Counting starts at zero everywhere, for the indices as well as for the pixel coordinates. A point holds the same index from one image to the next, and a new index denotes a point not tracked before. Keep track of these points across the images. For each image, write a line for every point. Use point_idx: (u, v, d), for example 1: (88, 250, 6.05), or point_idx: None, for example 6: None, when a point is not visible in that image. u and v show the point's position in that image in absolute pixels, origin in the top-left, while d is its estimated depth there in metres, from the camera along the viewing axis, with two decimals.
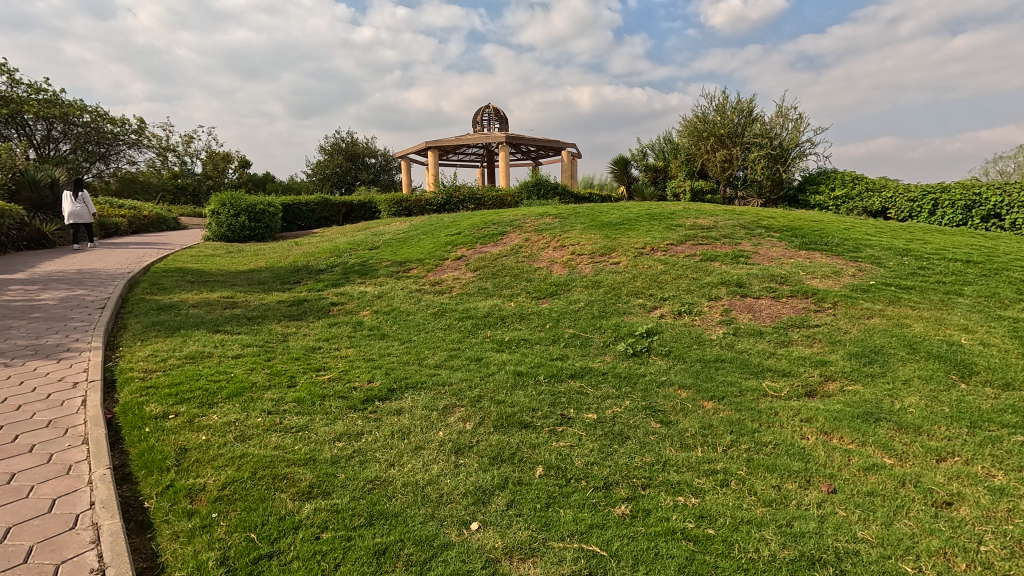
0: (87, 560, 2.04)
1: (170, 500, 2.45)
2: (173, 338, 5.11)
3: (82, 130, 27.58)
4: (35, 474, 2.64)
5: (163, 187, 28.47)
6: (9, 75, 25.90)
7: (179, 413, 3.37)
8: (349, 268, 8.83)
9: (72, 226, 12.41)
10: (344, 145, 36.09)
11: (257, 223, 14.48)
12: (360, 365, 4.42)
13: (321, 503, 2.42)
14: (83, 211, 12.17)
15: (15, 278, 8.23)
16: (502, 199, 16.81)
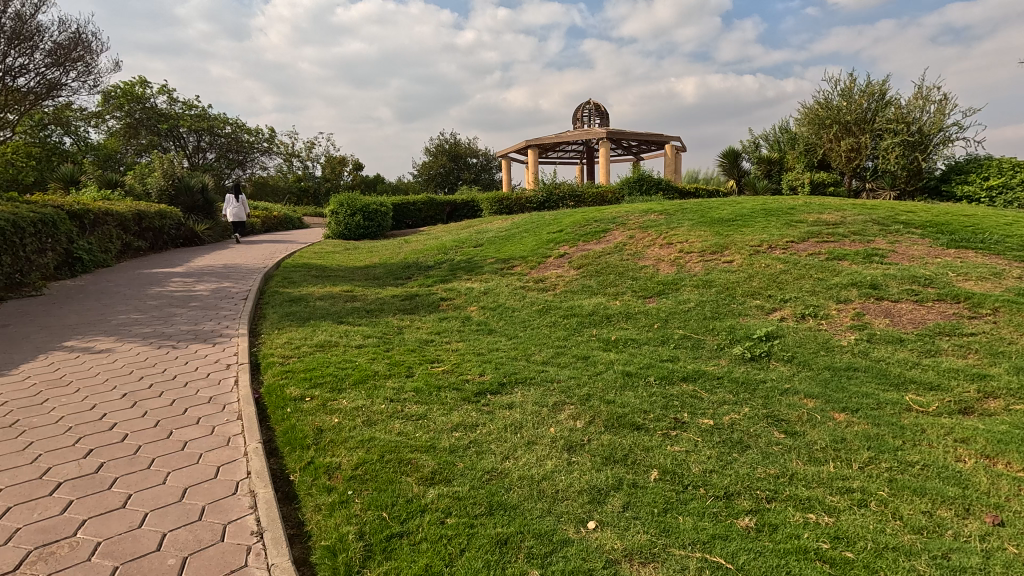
0: (248, 523, 2.30)
1: (312, 475, 2.69)
2: (305, 328, 5.60)
3: (224, 140, 31.08)
4: (202, 443, 3.03)
5: (290, 190, 31.41)
6: (169, 95, 29.78)
7: (314, 396, 3.70)
8: (455, 264, 9.16)
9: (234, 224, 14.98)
10: (448, 146, 37.55)
11: (371, 222, 15.46)
12: (471, 359, 4.56)
13: (444, 490, 2.54)
14: (240, 211, 14.62)
15: (176, 272, 9.46)
16: (602, 196, 16.59)
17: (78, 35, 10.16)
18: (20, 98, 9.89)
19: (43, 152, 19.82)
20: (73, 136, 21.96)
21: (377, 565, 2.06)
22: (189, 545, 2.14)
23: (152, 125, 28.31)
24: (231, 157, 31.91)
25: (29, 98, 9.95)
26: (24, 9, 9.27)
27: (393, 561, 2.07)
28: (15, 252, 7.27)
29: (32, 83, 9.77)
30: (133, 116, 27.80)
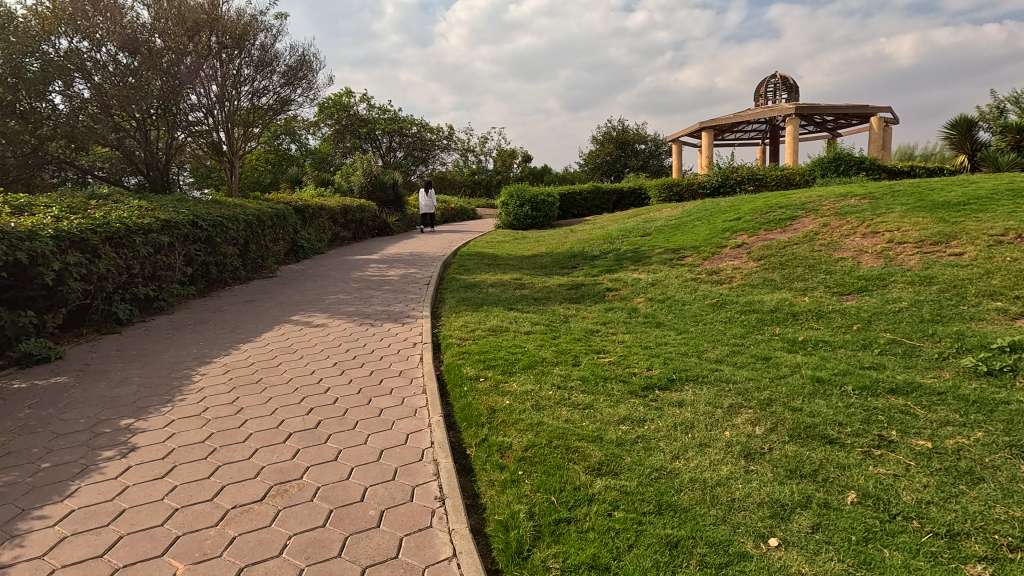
0: (432, 489, 2.54)
1: (486, 452, 2.88)
2: (479, 313, 5.99)
3: (411, 139, 34.43)
4: (394, 412, 3.43)
5: (465, 183, 33.78)
6: (368, 102, 33.85)
7: (488, 377, 3.95)
8: (621, 255, 9.00)
9: (423, 215, 16.90)
10: (615, 133, 36.95)
11: (538, 213, 15.91)
12: (638, 352, 4.46)
13: (611, 482, 2.53)
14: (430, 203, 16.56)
15: (372, 258, 10.78)
16: (787, 179, 14.93)
17: (302, 56, 11.91)
18: (263, 114, 11.93)
19: (276, 157, 23.91)
20: (297, 142, 26.17)
21: (546, 547, 2.13)
22: (386, 500, 2.45)
23: (354, 129, 32.46)
24: (416, 155, 35.24)
25: (268, 114, 11.97)
26: (267, 40, 11.11)
27: (561, 546, 2.13)
28: (258, 242, 8.90)
29: (270, 101, 11.72)
30: (341, 122, 32.11)
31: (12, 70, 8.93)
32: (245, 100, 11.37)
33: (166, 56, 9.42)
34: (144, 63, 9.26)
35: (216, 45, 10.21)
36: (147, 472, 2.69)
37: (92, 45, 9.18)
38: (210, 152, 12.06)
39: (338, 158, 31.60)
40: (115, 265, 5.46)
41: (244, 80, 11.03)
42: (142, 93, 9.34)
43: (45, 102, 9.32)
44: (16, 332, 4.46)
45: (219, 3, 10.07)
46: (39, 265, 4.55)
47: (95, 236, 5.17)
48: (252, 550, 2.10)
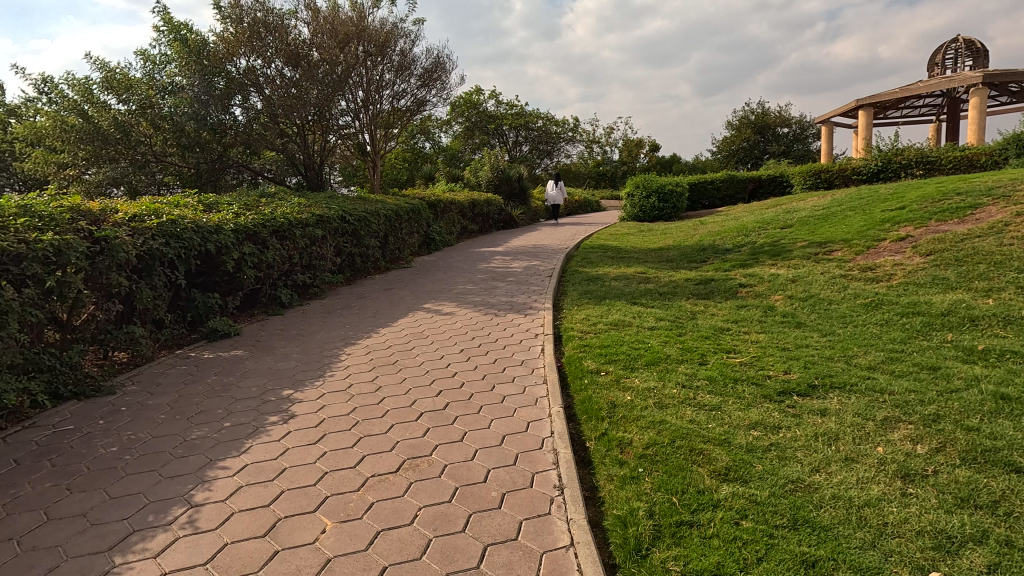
0: (551, 478, 2.58)
1: (606, 446, 2.86)
2: (601, 306, 5.93)
3: (537, 133, 34.90)
4: (516, 400, 3.54)
5: (589, 175, 33.56)
6: (496, 99, 34.89)
7: (609, 371, 3.91)
8: (757, 248, 8.36)
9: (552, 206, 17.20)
10: (754, 116, 34.26)
11: (666, 204, 15.31)
12: (774, 353, 4.13)
13: (739, 489, 2.39)
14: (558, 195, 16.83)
15: (498, 251, 11.14)
16: (969, 160, 12.78)
17: (437, 58, 12.55)
18: (401, 116, 12.75)
19: (412, 155, 25.55)
20: (431, 141, 27.80)
21: (666, 548, 2.07)
22: (507, 484, 2.54)
23: (483, 126, 33.68)
24: (541, 148, 35.61)
25: (406, 115, 12.78)
26: (406, 45, 11.86)
27: (682, 549, 2.06)
28: (396, 235, 9.63)
29: (408, 102, 12.49)
30: (470, 120, 33.41)
31: (204, 89, 10.37)
32: (386, 103, 12.25)
33: (321, 67, 10.47)
34: (304, 75, 10.40)
35: (362, 53, 11.15)
36: (302, 437, 3.06)
37: (264, 62, 10.53)
38: (357, 153, 13.25)
39: (467, 154, 32.94)
40: (280, 255, 6.25)
41: (386, 84, 11.88)
42: (302, 102, 10.51)
43: (228, 114, 10.72)
44: (206, 311, 5.30)
45: (366, 14, 10.95)
46: (223, 254, 5.35)
47: (265, 229, 5.95)
48: (387, 516, 2.30)
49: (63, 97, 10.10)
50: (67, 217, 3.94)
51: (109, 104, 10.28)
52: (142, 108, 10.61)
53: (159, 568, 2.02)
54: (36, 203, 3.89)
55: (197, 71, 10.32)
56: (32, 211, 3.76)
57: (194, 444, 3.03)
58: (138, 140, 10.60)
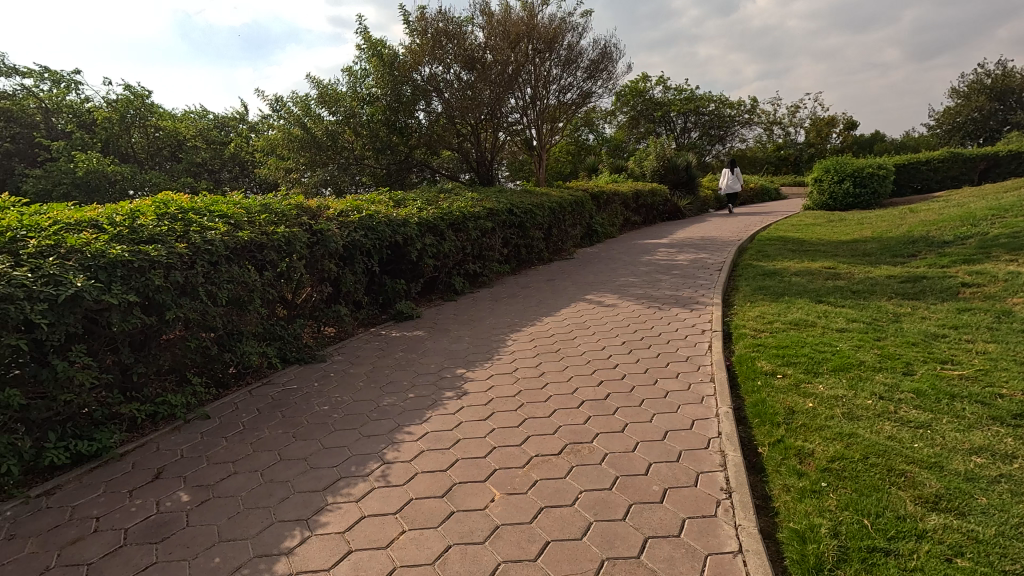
0: (718, 480, 2.47)
1: (781, 454, 2.64)
2: (779, 304, 5.42)
3: (708, 117, 32.77)
4: (680, 396, 3.42)
5: (768, 160, 30.70)
6: (664, 84, 33.48)
7: (786, 374, 3.57)
8: (989, 240, 6.91)
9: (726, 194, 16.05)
10: (990, 80, 28.13)
11: (863, 189, 13.36)
12: (1008, 368, 3.40)
13: (953, 522, 2.04)
14: (735, 183, 15.64)
15: (662, 243, 10.77)
16: None
17: (604, 48, 12.43)
18: (567, 109, 12.96)
19: (576, 149, 25.68)
20: (596, 132, 27.68)
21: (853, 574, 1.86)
22: (670, 480, 2.49)
23: (650, 114, 32.59)
24: (712, 134, 33.38)
25: (572, 108, 12.92)
26: (573, 39, 11.98)
27: None
28: (559, 227, 9.84)
29: (574, 95, 12.60)
30: (636, 109, 32.51)
31: (394, 96, 11.58)
32: (552, 98, 12.52)
33: (494, 68, 11.08)
34: (478, 77, 11.08)
35: (531, 51, 11.53)
36: (474, 413, 3.33)
37: (444, 69, 11.39)
38: (524, 148, 13.78)
39: (632, 143, 32.11)
40: (455, 245, 6.79)
41: (553, 79, 12.13)
42: (476, 103, 11.23)
43: (413, 118, 11.87)
44: (394, 295, 5.98)
45: (536, 13, 11.32)
46: (408, 245, 5.99)
47: (443, 223, 6.51)
48: (550, 495, 2.41)
49: (290, 113, 11.95)
50: (294, 213, 4.75)
51: (323, 117, 11.81)
52: (346, 118, 11.79)
53: (360, 511, 2.37)
54: (274, 202, 4.76)
55: (390, 82, 11.47)
56: (270, 209, 4.61)
57: (385, 410, 3.48)
58: (343, 146, 11.93)
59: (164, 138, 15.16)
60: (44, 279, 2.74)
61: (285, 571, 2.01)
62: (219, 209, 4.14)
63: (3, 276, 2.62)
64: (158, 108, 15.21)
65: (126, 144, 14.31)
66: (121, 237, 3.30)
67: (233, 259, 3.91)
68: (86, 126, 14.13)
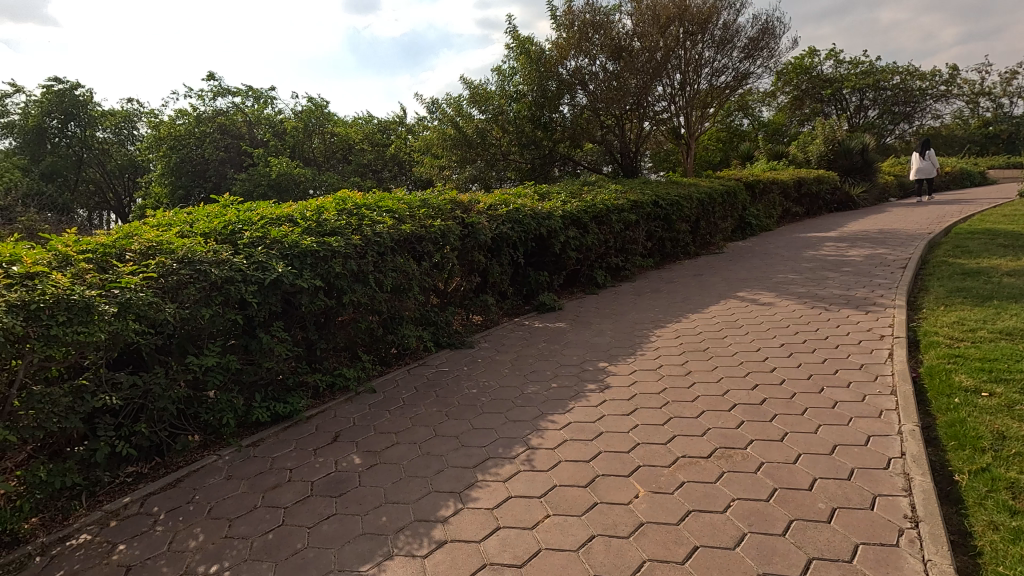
0: (901, 506, 2.17)
1: (987, 485, 2.24)
2: (985, 309, 4.56)
3: (891, 92, 28.55)
4: (852, 408, 3.05)
5: (970, 138, 25.94)
6: (836, 58, 29.80)
7: (995, 393, 2.99)
8: None
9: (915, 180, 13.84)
10: None
11: None
12: None
13: None
14: (929, 167, 13.35)
15: (830, 236, 9.66)
16: None
17: (765, 24, 11.41)
18: (721, 93, 12.13)
19: (729, 135, 23.94)
20: (751, 116, 25.54)
21: None
22: (839, 499, 2.24)
23: (817, 92, 29.24)
24: (896, 111, 29.02)
25: (725, 92, 12.09)
26: (730, 17, 11.17)
27: None
28: (708, 219, 9.29)
29: (729, 78, 11.79)
30: (801, 88, 29.36)
31: (540, 93, 11.74)
32: (704, 82, 11.81)
33: (642, 56, 10.78)
34: (625, 66, 10.87)
35: (683, 33, 10.98)
36: (616, 407, 3.30)
37: (589, 60, 11.31)
38: (671, 137, 13.23)
39: (794, 126, 29.09)
40: (598, 238, 6.76)
41: (705, 62, 11.45)
42: (622, 93, 11.02)
43: (558, 112, 11.99)
44: (537, 287, 6.14)
45: None
46: (552, 238, 6.09)
47: (586, 216, 6.51)
48: (699, 499, 2.31)
49: (443, 114, 12.73)
50: (449, 208, 5.08)
51: (474, 116, 12.35)
52: (494, 115, 12.25)
53: (507, 491, 2.48)
54: (432, 197, 5.14)
55: (536, 78, 11.62)
56: (429, 204, 4.98)
57: (529, 397, 3.59)
58: (490, 143, 12.44)
59: (338, 143, 17.10)
60: (254, 264, 3.27)
61: (441, 537, 2.19)
62: (386, 204, 4.58)
63: (227, 261, 3.17)
64: (334, 116, 17.19)
65: (308, 148, 16.41)
66: (310, 229, 3.80)
67: (397, 250, 4.30)
68: (278, 135, 16.45)
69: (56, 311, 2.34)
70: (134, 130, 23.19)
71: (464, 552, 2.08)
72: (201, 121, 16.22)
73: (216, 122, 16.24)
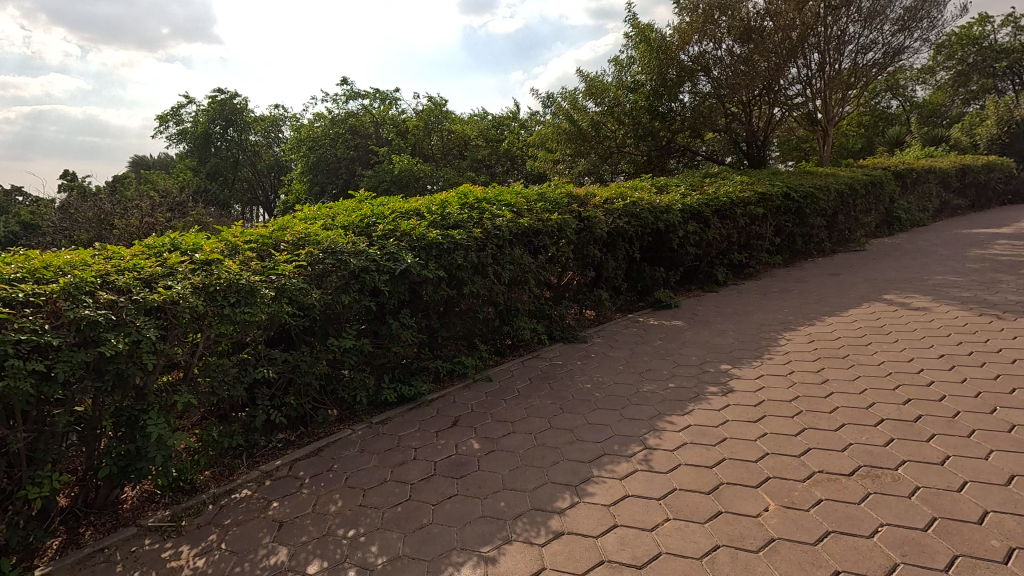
0: None
1: None
2: None
3: None
4: None
5: None
6: (1015, 25, 25.52)
7: None
8: None
9: None
10: None
11: None
12: None
13: None
14: None
15: (1003, 233, 8.32)
16: None
17: None
18: (867, 71, 10.93)
19: (872, 119, 21.46)
20: (902, 96, 22.66)
21: None
22: (1018, 538, 1.93)
23: (987, 66, 25.25)
24: None
25: (873, 70, 10.91)
26: None
27: None
28: (848, 213, 8.43)
29: (879, 54, 10.61)
30: (967, 62, 25.51)
31: (659, 81, 11.27)
32: (847, 60, 10.71)
33: (775, 36, 10.00)
34: (755, 49, 10.14)
35: (824, 9, 10.03)
36: (741, 413, 3.11)
37: (715, 45, 10.71)
38: (805, 124, 12.18)
39: (956, 106, 25.35)
40: (720, 233, 6.39)
41: (849, 39, 10.38)
42: (750, 77, 10.30)
43: (677, 101, 11.44)
44: (653, 283, 5.96)
45: None
46: (670, 232, 5.86)
47: (708, 209, 6.19)
48: (840, 519, 2.11)
49: (558, 107, 12.65)
50: (566, 201, 5.08)
51: (589, 109, 12.11)
52: (611, 107, 11.84)
53: (624, 489, 2.45)
54: (549, 192, 5.17)
55: (655, 66, 11.16)
56: (546, 197, 5.02)
57: (645, 396, 3.50)
58: (607, 135, 12.05)
59: (455, 140, 17.75)
60: (386, 255, 3.51)
61: (558, 528, 2.21)
62: (505, 198, 4.68)
63: (364, 252, 3.43)
64: (452, 114, 17.88)
65: (427, 146, 17.25)
66: (436, 223, 4.00)
67: (515, 243, 4.40)
68: (401, 134, 17.46)
69: (228, 294, 2.69)
70: (279, 133, 25.81)
71: (581, 546, 2.09)
72: (336, 123, 17.65)
73: (347, 124, 17.57)
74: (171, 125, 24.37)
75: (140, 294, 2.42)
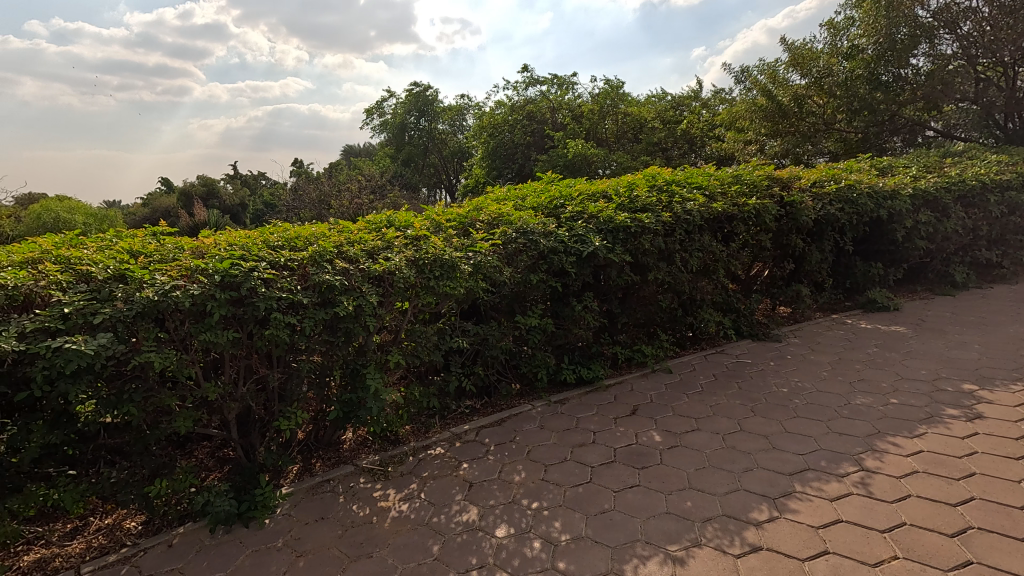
0: None
1: None
2: None
3: None
4: None
5: None
6: None
7: None
8: None
9: None
10: None
11: None
12: None
13: None
14: None
15: None
16: None
17: None
18: None
19: None
20: None
21: None
22: None
23: None
24: None
25: None
26: None
27: None
28: None
29: None
30: None
31: (886, 44, 9.51)
32: None
33: None
34: None
35: None
36: (996, 445, 2.53)
37: None
38: None
39: None
40: (963, 224, 5.27)
41: None
42: None
43: (908, 67, 9.57)
44: (866, 281, 5.15)
45: None
46: (894, 221, 4.99)
47: (949, 195, 5.15)
48: None
49: (754, 82, 11.50)
50: (766, 184, 4.60)
51: (792, 81, 10.77)
52: (819, 78, 10.40)
53: (836, 512, 2.15)
54: (746, 173, 4.73)
55: (882, 26, 9.48)
56: (742, 180, 4.59)
57: (859, 410, 3.03)
58: (809, 111, 10.68)
59: (631, 122, 17.17)
60: (574, 238, 3.52)
61: (755, 541, 2.02)
62: (697, 180, 4.39)
63: (553, 233, 3.49)
64: (629, 96, 17.31)
65: (602, 129, 16.87)
66: (623, 205, 3.90)
67: (705, 229, 4.12)
68: (577, 118, 17.41)
69: (434, 268, 2.92)
70: (463, 121, 27.48)
71: (784, 567, 1.88)
72: (515, 109, 18.25)
73: (525, 109, 18.04)
74: (375, 117, 27.49)
75: (365, 263, 2.74)
